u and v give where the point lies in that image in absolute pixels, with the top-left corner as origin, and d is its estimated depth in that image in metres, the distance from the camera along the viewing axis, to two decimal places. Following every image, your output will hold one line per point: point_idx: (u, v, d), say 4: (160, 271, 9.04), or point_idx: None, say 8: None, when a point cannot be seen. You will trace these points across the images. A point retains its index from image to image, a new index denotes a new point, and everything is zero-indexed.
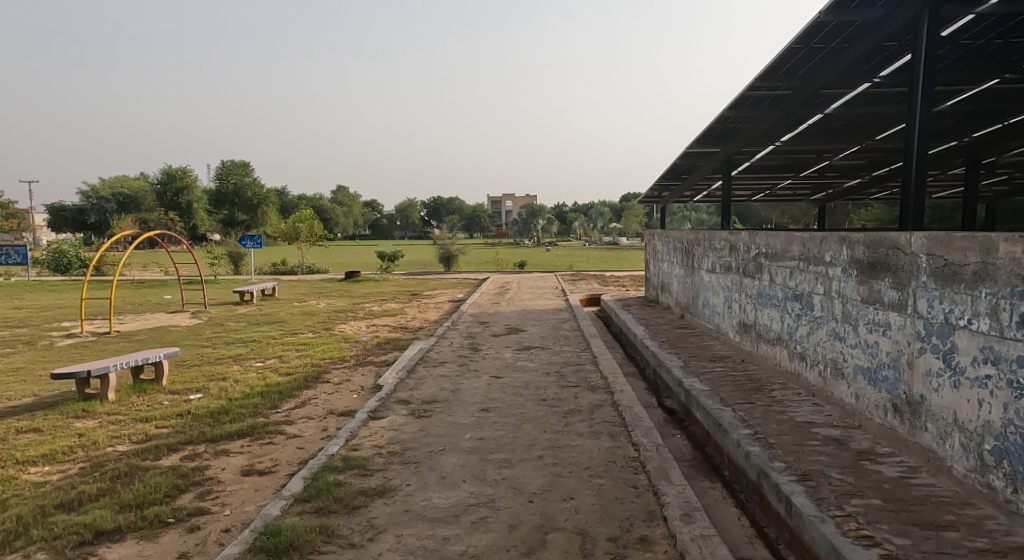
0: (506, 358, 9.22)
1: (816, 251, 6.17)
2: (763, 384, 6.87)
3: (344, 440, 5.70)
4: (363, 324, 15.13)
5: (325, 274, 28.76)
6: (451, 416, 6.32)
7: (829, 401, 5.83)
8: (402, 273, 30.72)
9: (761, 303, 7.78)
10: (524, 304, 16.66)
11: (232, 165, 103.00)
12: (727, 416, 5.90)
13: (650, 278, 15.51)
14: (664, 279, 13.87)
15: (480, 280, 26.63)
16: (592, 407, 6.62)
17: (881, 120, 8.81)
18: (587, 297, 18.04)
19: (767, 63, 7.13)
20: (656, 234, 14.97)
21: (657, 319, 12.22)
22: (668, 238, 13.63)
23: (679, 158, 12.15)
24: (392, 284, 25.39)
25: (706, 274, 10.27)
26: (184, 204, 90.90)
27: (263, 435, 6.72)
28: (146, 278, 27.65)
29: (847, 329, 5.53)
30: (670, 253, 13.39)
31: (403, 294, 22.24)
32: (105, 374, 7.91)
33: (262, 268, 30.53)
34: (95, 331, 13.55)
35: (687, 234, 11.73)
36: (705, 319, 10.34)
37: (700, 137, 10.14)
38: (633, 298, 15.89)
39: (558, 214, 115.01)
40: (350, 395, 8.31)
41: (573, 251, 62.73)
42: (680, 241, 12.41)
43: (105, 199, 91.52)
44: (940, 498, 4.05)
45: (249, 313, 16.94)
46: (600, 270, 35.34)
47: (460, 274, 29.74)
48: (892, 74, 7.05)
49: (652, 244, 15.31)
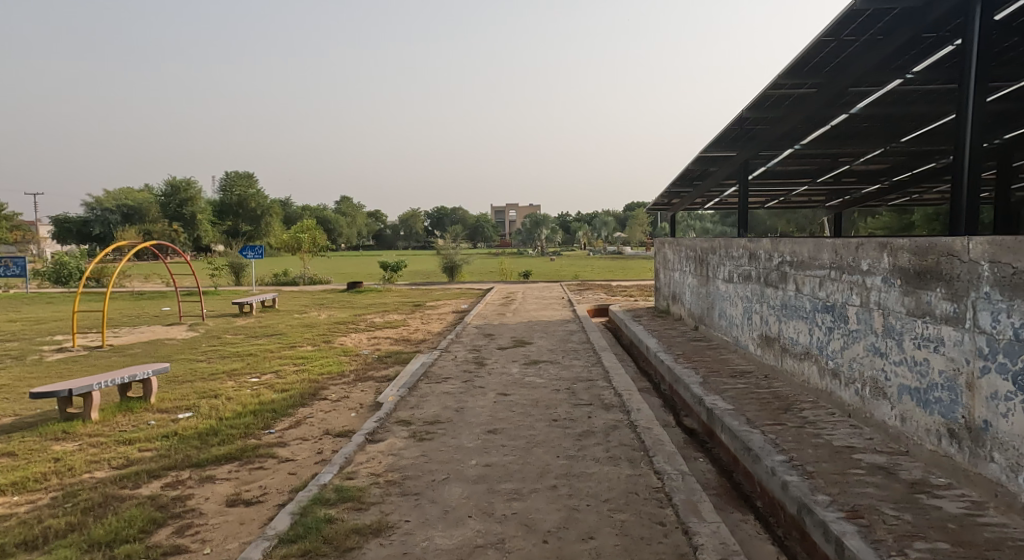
0: (514, 374, 8.73)
1: (850, 259, 5.69)
2: (792, 403, 6.37)
3: (337, 467, 5.21)
4: (364, 337, 14.67)
5: (326, 284, 28.39)
6: (455, 439, 5.83)
7: (869, 423, 5.35)
8: (406, 283, 30.37)
9: (785, 314, 7.30)
10: (531, 314, 16.19)
11: (236, 176, 103.13)
12: (757, 440, 5.41)
13: (660, 288, 15.04)
14: (676, 289, 13.38)
15: (484, 290, 26.23)
16: (607, 428, 6.12)
17: (909, 121, 8.34)
18: (595, 307, 17.58)
19: (792, 59, 6.71)
20: (666, 242, 14.50)
21: (669, 330, 11.73)
22: (679, 247, 13.17)
23: (692, 164, 11.71)
24: (395, 294, 25.00)
25: (723, 284, 9.79)
26: (188, 215, 91.01)
27: (252, 459, 6.24)
28: (147, 289, 27.32)
29: (889, 344, 5.06)
30: (681, 262, 12.92)
31: (407, 305, 21.82)
32: (88, 393, 7.46)
33: (264, 279, 30.17)
34: (87, 344, 13.13)
35: (700, 242, 11.25)
36: (721, 331, 9.85)
37: (715, 139, 9.67)
38: (642, 309, 15.42)
39: (563, 223, 114.68)
40: (347, 415, 7.82)
41: (577, 261, 62.39)
42: (692, 249, 11.94)
43: (110, 212, 91.88)
44: (1016, 543, 3.55)
45: (248, 325, 16.52)
46: (606, 279, 34.91)
47: (464, 284, 29.32)
48: (927, 69, 6.59)
49: (661, 253, 14.87)
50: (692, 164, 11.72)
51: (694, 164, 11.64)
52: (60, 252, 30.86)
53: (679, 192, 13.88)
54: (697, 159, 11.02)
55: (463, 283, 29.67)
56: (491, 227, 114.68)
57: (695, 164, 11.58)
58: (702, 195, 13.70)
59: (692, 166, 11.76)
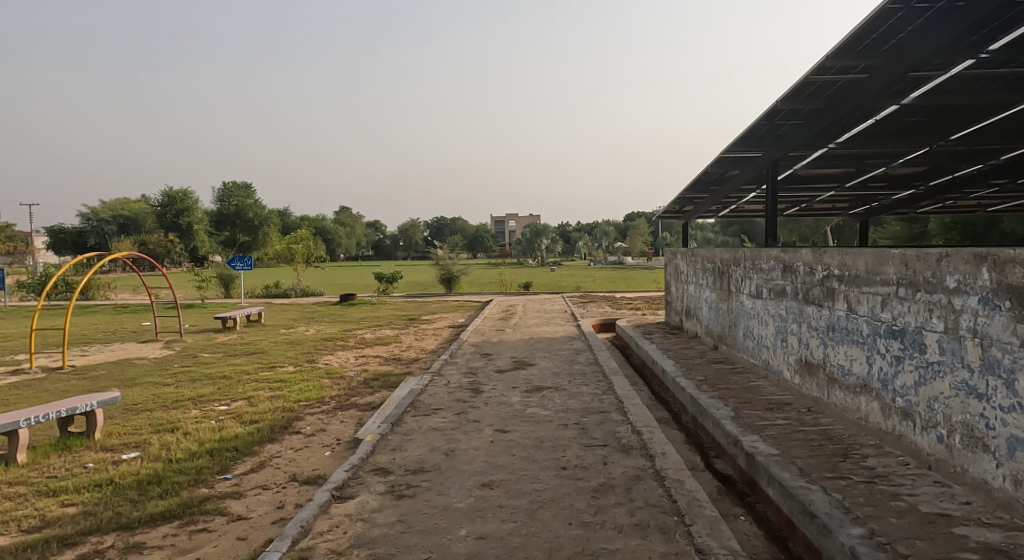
0: (514, 404, 7.63)
1: (929, 274, 4.63)
2: (850, 447, 5.29)
3: (291, 540, 4.11)
4: (352, 356, 13.57)
5: (318, 297, 27.31)
6: (442, 497, 4.73)
7: (961, 480, 4.28)
8: (402, 295, 29.30)
9: (833, 337, 6.23)
10: (532, 330, 15.10)
11: (233, 187, 102.12)
12: (820, 502, 4.32)
13: (671, 302, 13.95)
14: (690, 303, 12.29)
15: (483, 303, 25.14)
16: (628, 480, 5.03)
17: (967, 112, 7.30)
18: (600, 323, 16.46)
19: (846, 34, 5.72)
20: (678, 252, 13.42)
21: (685, 350, 10.64)
22: (694, 258, 12.08)
23: (709, 167, 10.66)
24: (389, 308, 23.91)
25: (749, 300, 8.71)
26: (184, 226, 89.95)
27: (196, 518, 5.13)
28: (131, 302, 26.22)
29: (992, 383, 3.99)
30: (697, 274, 11.83)
31: (401, 319, 20.70)
32: (14, 432, 6.35)
33: (254, 291, 29.07)
34: (47, 365, 12.02)
35: (720, 253, 10.17)
36: (747, 352, 8.76)
37: (739, 138, 8.63)
38: (651, 325, 14.34)
39: (562, 234, 113.68)
40: (320, 455, 6.72)
41: (577, 271, 61.35)
42: (710, 260, 10.86)
43: (105, 223, 91.00)
44: None
45: (228, 342, 15.41)
46: (609, 291, 33.83)
47: (462, 296, 28.25)
48: (1007, 46, 5.64)
49: (673, 264, 13.79)
50: (711, 167, 10.67)
51: (713, 166, 10.59)
52: (42, 263, 29.70)
53: (693, 198, 12.81)
54: (716, 160, 9.97)
55: (460, 295, 28.60)
56: (490, 238, 113.81)
57: (713, 165, 10.53)
58: (718, 202, 12.63)
59: (710, 168, 10.71)
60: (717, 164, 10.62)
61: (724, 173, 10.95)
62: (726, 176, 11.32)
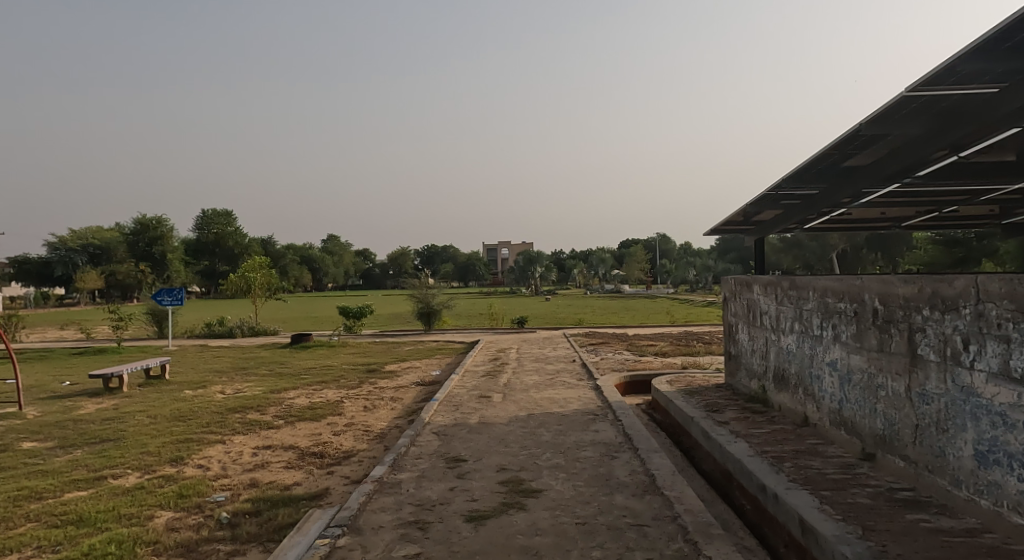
0: None
1: None
2: None
3: None
4: (254, 444, 8.83)
5: (267, 338, 22.57)
6: None
7: None
8: (372, 334, 24.67)
9: None
10: (530, 397, 10.45)
11: (213, 215, 98.14)
12: None
13: (742, 358, 9.34)
14: (788, 364, 7.69)
15: (466, 346, 20.50)
16: None
17: None
18: (625, 382, 11.84)
19: None
20: (753, 282, 8.85)
21: (807, 456, 6.03)
22: (794, 291, 7.51)
23: (827, 147, 6.33)
24: (349, 353, 19.22)
25: (1004, 385, 4.16)
26: (158, 255, 85.13)
27: None
28: (35, 348, 21.35)
29: None
30: (803, 319, 7.25)
31: (357, 371, 15.97)
32: None
33: (193, 331, 24.31)
34: None
35: (878, 284, 5.62)
36: (1000, 497, 4.19)
37: (996, 34, 4.24)
38: (707, 390, 9.72)
39: (557, 261, 109.64)
40: None
41: (574, 301, 56.90)
42: (842, 296, 6.30)
43: (74, 252, 86.16)
44: None
45: (89, 417, 10.62)
46: (615, 327, 29.34)
47: (441, 336, 23.60)
48: None
49: (744, 300, 9.21)
50: (831, 147, 6.33)
51: (836, 145, 6.26)
52: None
53: (774, 202, 8.36)
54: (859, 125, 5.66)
55: (440, 335, 23.97)
56: (483, 266, 109.85)
57: (837, 143, 6.21)
58: (814, 211, 8.27)
59: (830, 148, 6.36)
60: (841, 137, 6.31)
61: (846, 156, 6.62)
62: (841, 167, 6.99)
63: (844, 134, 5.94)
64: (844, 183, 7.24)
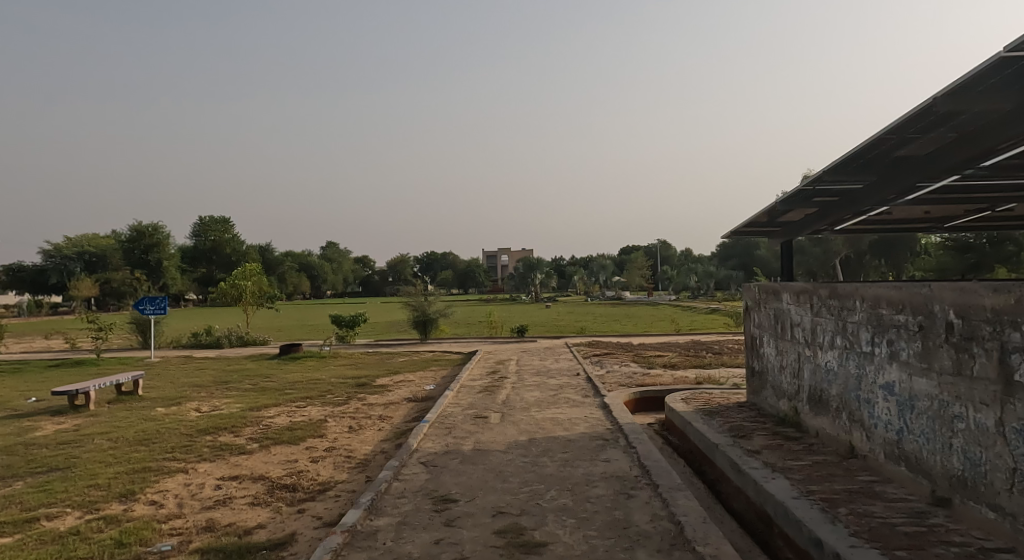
0: None
1: None
2: None
3: None
4: (220, 474, 7.82)
5: (256, 349, 21.58)
6: None
7: None
8: (365, 344, 23.70)
9: None
10: (531, 417, 9.46)
11: (210, 222, 97.22)
12: None
13: (769, 374, 8.36)
14: (827, 383, 6.71)
15: (463, 357, 19.54)
16: None
17: None
18: (634, 399, 10.86)
19: None
20: (782, 289, 7.87)
21: (864, 499, 5.04)
22: (834, 300, 6.53)
23: (884, 130, 5.39)
24: (339, 365, 18.23)
25: None
26: (154, 262, 84.21)
27: None
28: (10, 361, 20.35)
29: None
30: (846, 332, 6.27)
31: (346, 385, 14.98)
32: None
33: (179, 342, 23.35)
34: None
35: (954, 293, 4.63)
36: None
37: None
38: (728, 410, 8.74)
39: (557, 268, 108.77)
40: None
41: (574, 309, 55.96)
42: (901, 307, 5.30)
43: (70, 260, 85.21)
44: None
45: (43, 440, 9.61)
46: (617, 336, 28.39)
47: (438, 346, 22.62)
48: None
49: (771, 310, 8.23)
50: (889, 130, 5.39)
51: (896, 127, 5.33)
52: None
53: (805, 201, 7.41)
54: (935, 99, 4.73)
55: (437, 344, 23.00)
56: (482, 273, 109.00)
57: (898, 124, 5.27)
58: (850, 210, 7.33)
59: (888, 132, 5.42)
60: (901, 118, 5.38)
61: (902, 143, 5.69)
62: (892, 158, 6.08)
63: (911, 111, 5.00)
64: (892, 179, 6.33)
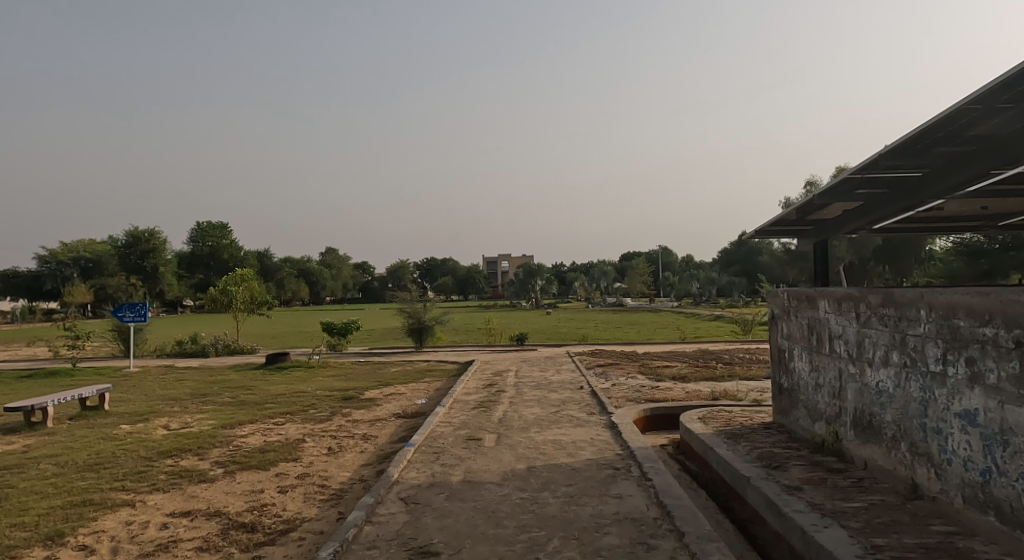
0: None
1: None
2: None
3: None
4: (170, 509, 6.77)
5: (242, 358, 20.54)
6: None
7: None
8: (358, 353, 22.68)
9: None
10: (530, 439, 8.43)
11: (207, 227, 96.21)
12: None
13: (801, 393, 7.34)
14: (879, 407, 5.68)
15: (459, 367, 18.52)
16: None
17: None
18: (644, 417, 9.85)
19: None
20: (818, 296, 6.86)
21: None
22: (888, 309, 5.51)
23: (972, 100, 4.39)
24: (328, 376, 17.21)
25: None
26: (150, 268, 83.20)
27: None
28: None
29: None
30: (906, 347, 5.24)
31: (332, 398, 13.95)
32: None
33: (163, 352, 22.36)
34: None
35: None
36: None
37: None
38: (754, 433, 7.73)
39: (558, 274, 107.81)
40: None
41: (575, 315, 54.95)
42: (989, 320, 4.29)
43: (65, 265, 84.15)
44: None
45: None
46: (620, 344, 27.38)
47: (433, 355, 21.58)
48: None
49: (804, 319, 7.21)
50: (978, 97, 4.39)
51: (988, 94, 4.35)
52: None
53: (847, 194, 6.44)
54: None
55: (432, 353, 21.97)
56: (482, 279, 107.98)
57: (991, 90, 4.29)
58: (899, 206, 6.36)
59: (975, 101, 4.42)
60: (990, 83, 4.41)
61: (986, 118, 4.72)
62: (964, 139, 5.11)
63: (1021, 67, 3.99)
64: (962, 165, 5.35)
